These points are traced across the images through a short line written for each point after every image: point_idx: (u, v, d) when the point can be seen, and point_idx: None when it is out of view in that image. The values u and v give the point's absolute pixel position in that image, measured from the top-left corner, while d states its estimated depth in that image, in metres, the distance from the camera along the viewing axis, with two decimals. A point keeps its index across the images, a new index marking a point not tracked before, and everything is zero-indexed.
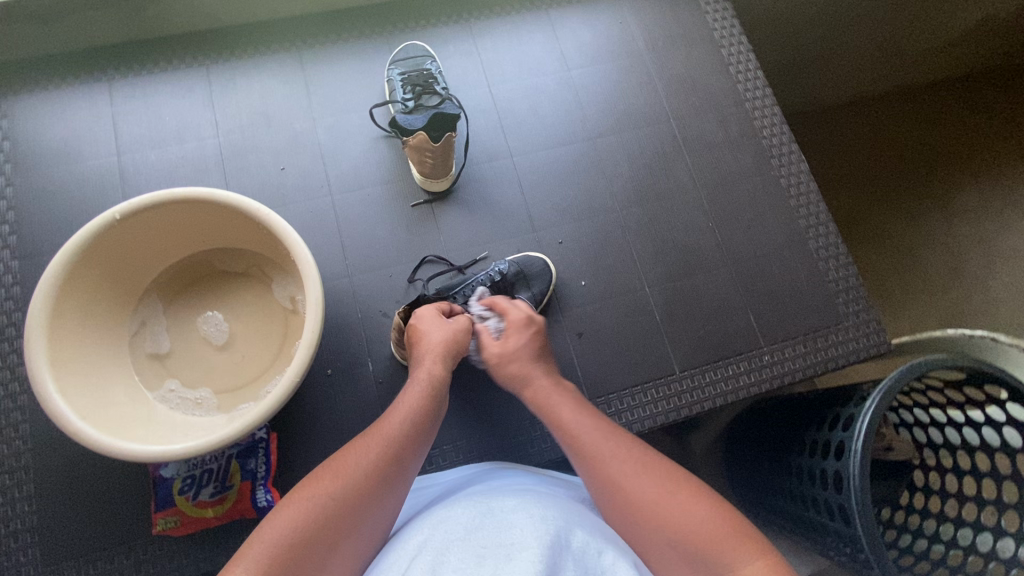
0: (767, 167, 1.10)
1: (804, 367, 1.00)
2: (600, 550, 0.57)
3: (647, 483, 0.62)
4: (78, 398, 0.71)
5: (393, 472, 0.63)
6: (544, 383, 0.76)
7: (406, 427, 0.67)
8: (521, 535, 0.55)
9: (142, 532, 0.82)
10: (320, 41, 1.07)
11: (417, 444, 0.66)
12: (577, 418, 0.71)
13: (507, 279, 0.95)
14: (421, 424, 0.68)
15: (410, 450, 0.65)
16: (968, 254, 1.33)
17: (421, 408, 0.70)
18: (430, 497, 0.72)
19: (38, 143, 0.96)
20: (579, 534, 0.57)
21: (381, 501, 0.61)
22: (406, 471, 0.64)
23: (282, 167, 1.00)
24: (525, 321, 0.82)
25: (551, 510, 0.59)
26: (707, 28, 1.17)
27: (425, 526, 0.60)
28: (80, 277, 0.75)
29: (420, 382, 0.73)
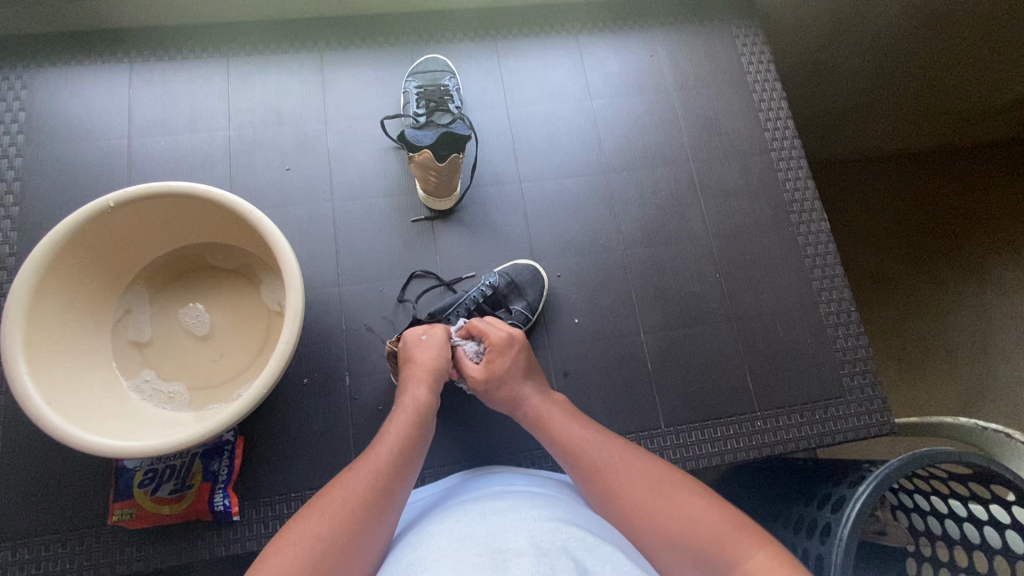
0: (785, 222, 1.05)
1: (797, 438, 0.95)
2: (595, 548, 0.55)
3: (649, 489, 0.62)
4: (49, 382, 0.70)
5: (378, 514, 0.58)
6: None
7: (388, 466, 0.62)
8: (515, 542, 0.52)
9: (97, 520, 0.81)
10: (343, 45, 1.06)
11: (401, 484, 0.62)
12: (568, 425, 0.72)
13: (497, 292, 0.93)
14: (404, 465, 0.64)
15: (394, 491, 0.61)
16: (1001, 331, 1.26)
17: (405, 445, 0.65)
18: (412, 513, 0.69)
19: (54, 118, 0.97)
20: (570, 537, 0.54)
21: (366, 545, 0.56)
22: (390, 514, 0.59)
23: (288, 167, 0.99)
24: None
25: (548, 525, 0.56)
26: (741, 70, 1.13)
27: (415, 540, 0.57)
28: (68, 261, 0.75)
29: (404, 413, 0.69)
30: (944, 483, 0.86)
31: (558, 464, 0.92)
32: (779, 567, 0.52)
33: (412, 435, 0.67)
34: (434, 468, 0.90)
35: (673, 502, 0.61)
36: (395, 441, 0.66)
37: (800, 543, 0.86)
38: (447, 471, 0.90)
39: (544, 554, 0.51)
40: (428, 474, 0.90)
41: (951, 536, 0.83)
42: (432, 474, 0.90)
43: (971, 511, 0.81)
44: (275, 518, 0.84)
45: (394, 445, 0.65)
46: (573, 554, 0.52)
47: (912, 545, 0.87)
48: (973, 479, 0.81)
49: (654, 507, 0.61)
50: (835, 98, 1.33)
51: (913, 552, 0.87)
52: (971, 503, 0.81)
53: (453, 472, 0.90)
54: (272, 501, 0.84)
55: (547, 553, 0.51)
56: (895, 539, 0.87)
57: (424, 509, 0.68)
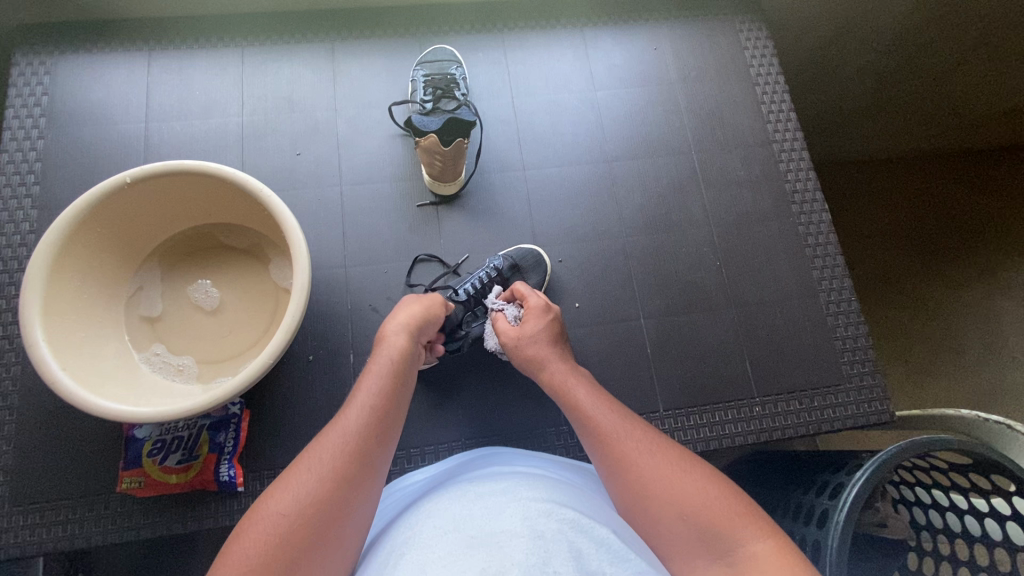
0: (786, 213, 1.06)
1: (796, 425, 0.95)
2: (591, 525, 0.54)
3: (660, 463, 0.60)
4: (63, 349, 0.73)
5: (366, 460, 0.59)
6: (560, 368, 0.76)
7: (370, 410, 0.63)
8: (511, 524, 0.52)
9: (107, 487, 0.84)
10: (353, 35, 1.09)
11: (385, 430, 0.62)
12: (577, 399, 0.71)
13: (502, 276, 0.95)
14: (385, 408, 0.64)
15: (378, 435, 0.61)
16: (1008, 330, 1.26)
17: (385, 390, 0.66)
18: (410, 493, 0.69)
19: (75, 102, 1.01)
20: (566, 514, 0.54)
21: (360, 490, 0.57)
22: (378, 462, 0.60)
23: (298, 152, 1.02)
24: (544, 307, 0.83)
25: (543, 504, 0.55)
26: (745, 64, 1.15)
27: (412, 521, 0.56)
28: (86, 234, 0.77)
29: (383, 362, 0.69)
30: (945, 475, 0.85)
31: (556, 445, 0.93)
32: (782, 559, 0.49)
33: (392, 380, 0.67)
34: (434, 446, 0.92)
35: (683, 479, 0.58)
36: (374, 387, 0.66)
37: (798, 528, 0.87)
38: (447, 449, 0.92)
39: (540, 537, 0.50)
40: (428, 452, 0.91)
41: (953, 529, 0.83)
42: (432, 452, 0.91)
43: (973, 503, 0.80)
44: None
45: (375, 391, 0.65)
46: (570, 537, 0.51)
47: (913, 540, 0.87)
48: (972, 468, 0.80)
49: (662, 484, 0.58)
50: (840, 95, 1.34)
51: (914, 546, 0.87)
52: (973, 496, 0.81)
53: (452, 451, 0.92)
54: (275, 473, 0.86)
55: (544, 537, 0.51)
56: (896, 531, 0.87)
57: (423, 490, 0.69)
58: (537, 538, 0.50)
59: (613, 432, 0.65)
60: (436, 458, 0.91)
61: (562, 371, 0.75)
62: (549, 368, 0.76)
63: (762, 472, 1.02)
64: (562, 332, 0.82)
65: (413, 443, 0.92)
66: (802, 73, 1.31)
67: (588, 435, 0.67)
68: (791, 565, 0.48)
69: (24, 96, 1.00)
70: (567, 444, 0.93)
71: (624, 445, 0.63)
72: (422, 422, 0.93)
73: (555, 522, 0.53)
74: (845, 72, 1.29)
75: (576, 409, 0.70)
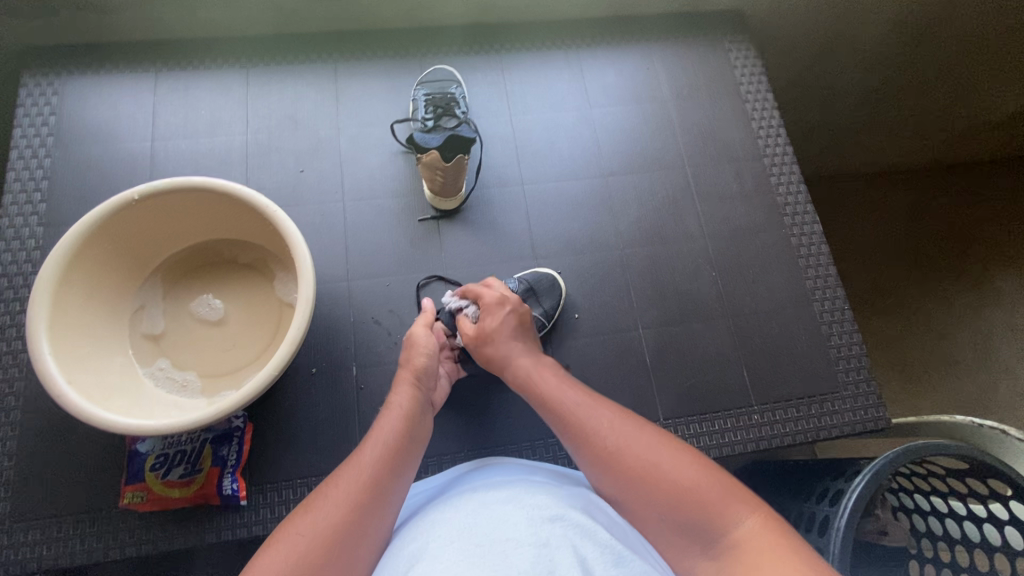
0: (779, 224, 1.09)
1: (794, 432, 0.97)
2: (595, 527, 0.55)
3: (634, 449, 0.61)
4: (68, 362, 0.73)
5: (382, 488, 0.61)
6: (525, 362, 0.78)
7: (387, 443, 0.66)
8: (519, 532, 0.52)
9: (108, 503, 0.83)
10: (356, 57, 1.12)
11: (402, 462, 0.65)
12: (552, 394, 0.72)
13: (516, 298, 0.96)
14: (403, 443, 0.67)
15: (395, 467, 0.64)
16: (1000, 340, 1.28)
17: (402, 426, 0.69)
18: (413, 505, 0.69)
19: (82, 123, 1.03)
20: (572, 518, 0.55)
21: (377, 515, 0.58)
22: (396, 491, 0.62)
23: (302, 169, 1.04)
24: (498, 300, 0.84)
25: (551, 507, 0.56)
26: (735, 83, 1.19)
27: (420, 528, 0.57)
28: (91, 251, 0.78)
29: (399, 403, 0.73)
30: (943, 482, 0.85)
31: (557, 455, 0.94)
32: (772, 540, 0.50)
33: (409, 419, 0.70)
34: (437, 458, 0.92)
35: (657, 468, 0.59)
36: (391, 424, 0.69)
37: (801, 535, 0.87)
38: (450, 461, 0.92)
39: (546, 545, 0.51)
40: (431, 464, 0.92)
41: (953, 535, 0.83)
42: (436, 464, 0.92)
43: (971, 509, 0.81)
44: (281, 503, 0.86)
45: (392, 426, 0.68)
46: (575, 544, 0.52)
47: (914, 547, 0.88)
48: (969, 474, 0.81)
49: (637, 482, 0.59)
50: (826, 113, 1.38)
51: (915, 553, 0.88)
52: (971, 502, 0.82)
53: (456, 462, 0.92)
54: (279, 486, 0.86)
55: (549, 545, 0.51)
56: (896, 539, 0.89)
57: (429, 499, 0.69)
58: (545, 545, 0.51)
59: (584, 425, 0.66)
60: (439, 470, 0.92)
61: (533, 366, 0.77)
62: (515, 364, 0.78)
63: (762, 481, 1.03)
64: (522, 319, 0.84)
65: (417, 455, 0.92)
66: (790, 92, 1.35)
67: (562, 430, 0.68)
68: (779, 545, 0.49)
69: (32, 117, 1.02)
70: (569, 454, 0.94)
71: (597, 445, 0.63)
72: None
73: (562, 526, 0.54)
74: (832, 89, 1.33)
75: (549, 404, 0.71)
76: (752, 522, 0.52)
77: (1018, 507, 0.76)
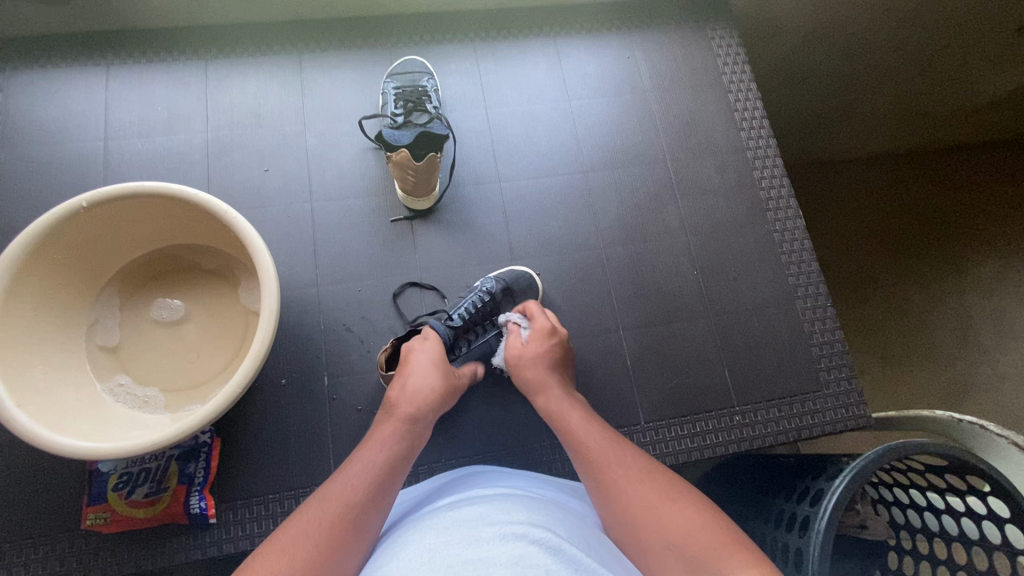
0: (761, 219, 1.07)
1: (776, 432, 0.96)
2: (571, 547, 0.52)
3: (643, 491, 0.59)
4: (19, 384, 0.69)
5: (382, 489, 0.60)
6: (556, 393, 0.77)
7: (382, 454, 0.64)
8: (493, 551, 0.49)
9: (70, 526, 0.80)
10: (322, 48, 1.07)
11: (397, 471, 0.63)
12: (578, 424, 0.71)
13: (495, 299, 0.93)
14: (401, 446, 0.66)
15: (391, 475, 0.62)
16: (980, 327, 1.27)
17: (400, 435, 0.67)
18: (392, 517, 0.67)
19: (27, 121, 0.97)
20: (548, 534, 0.52)
21: (375, 516, 0.58)
22: (391, 493, 0.61)
23: (266, 168, 0.99)
24: (549, 329, 0.85)
25: (525, 522, 0.54)
26: (717, 72, 1.15)
27: (396, 544, 0.55)
28: (39, 262, 0.74)
29: (400, 408, 0.71)
30: (922, 476, 0.86)
31: (537, 462, 0.92)
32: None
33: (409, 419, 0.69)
34: (415, 468, 0.90)
35: (659, 517, 0.56)
36: (387, 435, 0.67)
37: (780, 535, 0.87)
38: (427, 470, 0.90)
39: (521, 564, 0.48)
40: (408, 474, 0.90)
41: (931, 529, 0.83)
42: (413, 474, 0.90)
43: (949, 503, 0.81)
44: (252, 519, 0.83)
45: (389, 434, 0.67)
46: (548, 560, 0.49)
47: (893, 540, 0.88)
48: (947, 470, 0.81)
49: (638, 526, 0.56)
50: (812, 101, 1.35)
51: (894, 545, 0.88)
52: (949, 495, 0.82)
53: (434, 471, 0.90)
54: (250, 502, 0.84)
55: (524, 562, 0.48)
56: (875, 533, 0.87)
57: (403, 515, 0.66)
58: (519, 561, 0.48)
59: (602, 457, 0.65)
60: (416, 480, 0.90)
61: (551, 403, 0.75)
62: (546, 391, 0.77)
63: (744, 480, 1.03)
64: (565, 356, 0.84)
65: None
66: (773, 80, 1.33)
67: (579, 456, 0.67)
68: None
69: None
70: (548, 460, 0.92)
71: (605, 473, 0.63)
72: None
73: (538, 543, 0.51)
74: (818, 78, 1.30)
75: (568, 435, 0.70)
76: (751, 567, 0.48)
77: (996, 504, 0.76)
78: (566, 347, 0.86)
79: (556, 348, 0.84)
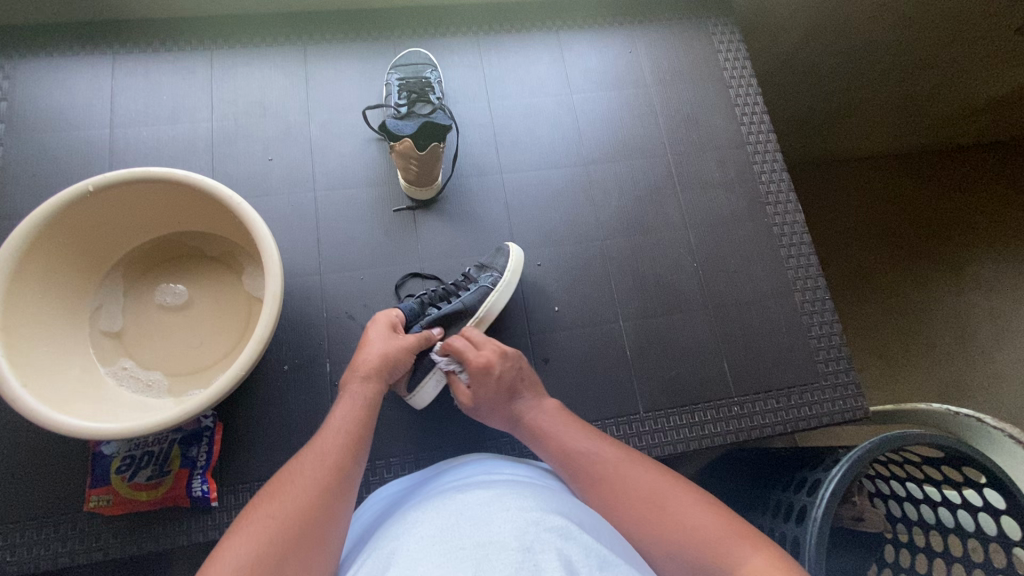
0: (761, 213, 1.07)
1: (774, 423, 0.96)
2: (577, 533, 0.53)
3: (643, 489, 0.62)
4: (24, 365, 0.70)
5: (336, 476, 0.60)
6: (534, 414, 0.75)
7: (343, 434, 0.65)
8: (501, 535, 0.51)
9: (73, 508, 0.81)
10: (327, 39, 1.08)
11: (354, 454, 0.64)
12: (569, 435, 0.71)
13: (468, 276, 0.93)
14: (353, 435, 0.66)
15: (350, 459, 0.63)
16: (976, 324, 1.28)
17: (358, 415, 0.68)
18: (383, 508, 0.68)
19: (34, 108, 0.98)
20: (555, 520, 0.54)
21: (335, 506, 0.57)
22: (347, 480, 0.61)
23: (270, 157, 1.00)
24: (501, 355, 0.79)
25: (535, 505, 0.55)
26: (718, 67, 1.16)
27: (396, 530, 0.55)
28: (44, 246, 0.74)
29: (355, 391, 0.72)
30: (920, 469, 0.86)
31: (536, 451, 0.93)
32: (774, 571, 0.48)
33: (361, 409, 0.69)
34: (415, 455, 0.91)
35: (676, 521, 0.57)
36: (344, 416, 0.68)
37: (778, 524, 0.87)
38: (427, 457, 0.91)
39: (529, 549, 0.49)
40: (408, 461, 0.90)
41: (928, 521, 0.84)
42: (413, 461, 0.91)
43: (945, 495, 0.82)
44: None
45: (348, 415, 0.68)
46: (558, 544, 0.50)
47: (890, 532, 0.88)
48: (945, 463, 0.81)
49: (656, 530, 0.58)
50: (812, 97, 1.36)
51: (891, 538, 0.88)
52: (945, 488, 0.82)
53: (434, 458, 0.91)
54: (251, 487, 0.84)
55: (532, 547, 0.49)
56: (872, 525, 0.89)
57: (396, 504, 0.67)
58: (528, 546, 0.49)
59: (596, 465, 0.66)
60: (416, 467, 0.90)
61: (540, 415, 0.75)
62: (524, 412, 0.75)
63: (742, 471, 1.04)
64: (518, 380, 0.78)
65: (393, 452, 0.91)
66: (773, 77, 1.34)
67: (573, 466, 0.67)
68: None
69: None
70: None
71: (602, 479, 0.64)
72: (402, 430, 0.92)
73: (546, 528, 0.52)
74: (819, 75, 1.31)
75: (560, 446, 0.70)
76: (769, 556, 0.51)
77: (993, 495, 0.76)
78: (520, 368, 0.80)
79: (508, 371, 0.78)
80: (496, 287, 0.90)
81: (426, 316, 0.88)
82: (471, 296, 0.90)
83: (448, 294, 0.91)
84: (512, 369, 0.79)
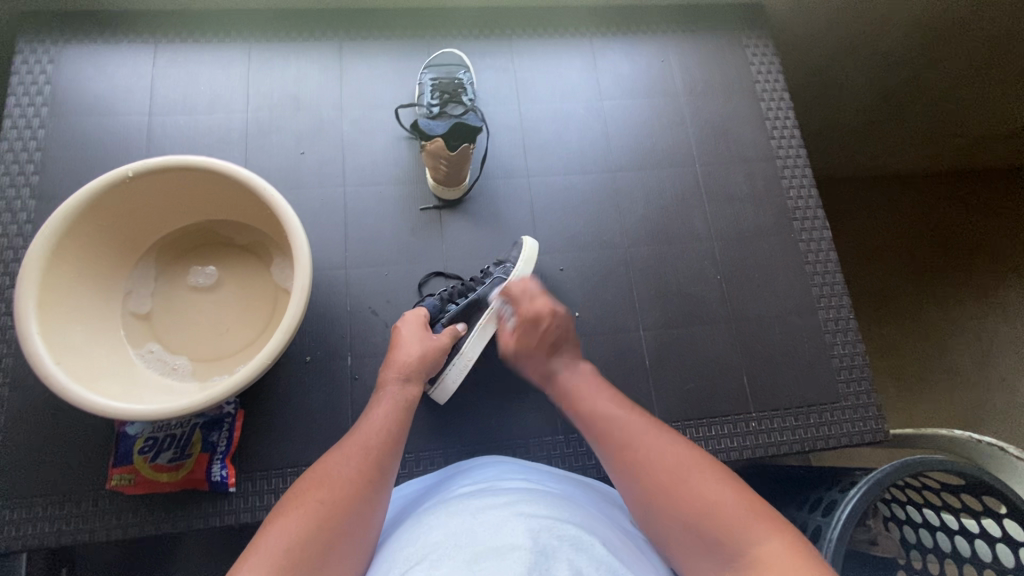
0: (787, 229, 1.07)
1: (791, 441, 0.95)
2: (592, 541, 0.52)
3: (664, 460, 0.61)
4: (58, 342, 0.71)
5: (370, 478, 0.61)
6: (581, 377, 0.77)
7: (380, 435, 0.67)
8: (515, 536, 0.50)
9: (96, 485, 0.82)
10: (363, 36, 1.09)
11: (388, 456, 0.65)
12: (595, 401, 0.72)
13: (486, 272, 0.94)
14: (388, 437, 0.67)
15: (382, 461, 0.64)
16: (1004, 352, 1.26)
17: (394, 417, 0.70)
18: (401, 507, 0.68)
19: (76, 92, 1.00)
20: (571, 527, 0.52)
21: (368, 507, 0.58)
22: (381, 482, 0.62)
23: (302, 152, 1.01)
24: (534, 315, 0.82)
25: (549, 511, 0.55)
26: (751, 80, 1.15)
27: (416, 531, 0.55)
28: (83, 228, 0.76)
29: (392, 395, 0.73)
30: (938, 495, 0.83)
31: (550, 456, 0.93)
32: (792, 560, 0.49)
33: (396, 413, 0.71)
34: (430, 452, 0.91)
35: (696, 490, 0.57)
36: (382, 418, 0.69)
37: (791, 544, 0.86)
38: (442, 456, 0.91)
39: (542, 552, 0.48)
40: (422, 459, 0.91)
41: (943, 549, 0.80)
42: (428, 458, 0.91)
43: (963, 524, 0.79)
44: (270, 491, 0.85)
45: (385, 419, 0.69)
46: (572, 552, 0.49)
47: (903, 559, 0.85)
48: (964, 490, 0.79)
49: (673, 498, 0.57)
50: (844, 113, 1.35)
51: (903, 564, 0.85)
52: (963, 516, 0.79)
53: (448, 457, 0.91)
54: (268, 475, 0.85)
55: (547, 550, 0.48)
56: (886, 549, 0.85)
57: (411, 505, 0.67)
58: (541, 549, 0.48)
59: (618, 432, 0.66)
60: (431, 465, 0.91)
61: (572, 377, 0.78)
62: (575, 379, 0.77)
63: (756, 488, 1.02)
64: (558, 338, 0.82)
65: (408, 448, 0.91)
66: (806, 90, 1.32)
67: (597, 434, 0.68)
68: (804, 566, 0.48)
69: (26, 85, 0.99)
70: (563, 454, 0.93)
71: (622, 449, 0.64)
72: (417, 428, 0.92)
73: (561, 534, 0.51)
74: (850, 91, 1.30)
75: (586, 412, 0.71)
76: (787, 544, 0.50)
77: (1013, 527, 0.75)
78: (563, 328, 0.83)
79: (552, 330, 0.82)
80: (509, 276, 0.92)
81: (448, 311, 0.90)
82: (491, 288, 0.91)
83: (467, 289, 0.92)
84: (559, 326, 0.82)
